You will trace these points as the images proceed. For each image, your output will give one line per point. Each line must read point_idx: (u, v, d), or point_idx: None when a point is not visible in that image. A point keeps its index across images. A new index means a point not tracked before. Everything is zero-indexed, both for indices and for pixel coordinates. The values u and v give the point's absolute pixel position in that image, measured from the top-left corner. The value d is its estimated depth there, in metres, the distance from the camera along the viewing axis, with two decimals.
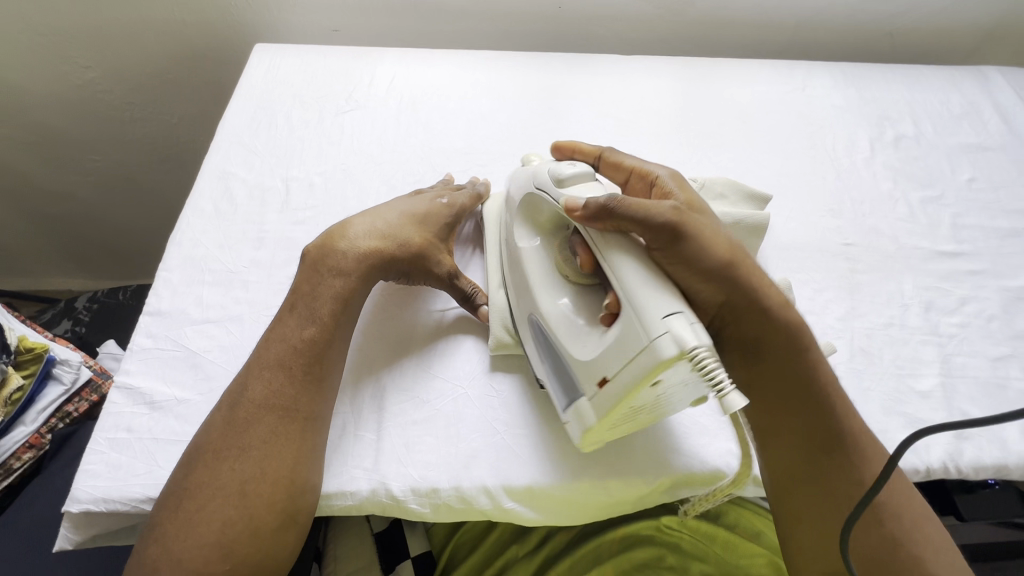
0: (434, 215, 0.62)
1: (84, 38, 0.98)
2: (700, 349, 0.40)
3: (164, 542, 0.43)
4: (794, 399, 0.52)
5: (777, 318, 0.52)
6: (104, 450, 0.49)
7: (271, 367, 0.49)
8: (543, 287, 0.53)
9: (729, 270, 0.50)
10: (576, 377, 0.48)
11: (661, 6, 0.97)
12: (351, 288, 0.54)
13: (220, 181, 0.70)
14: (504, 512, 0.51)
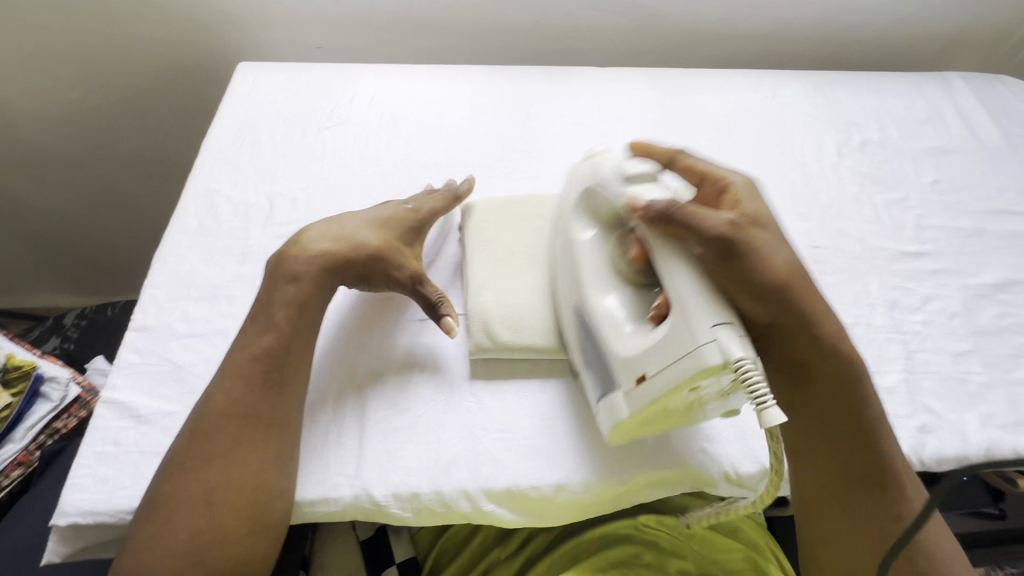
0: (398, 220, 0.63)
1: (70, 58, 1.00)
2: (744, 362, 0.43)
3: (135, 552, 0.45)
4: (839, 413, 0.53)
5: (821, 332, 0.54)
6: (91, 464, 0.51)
7: (231, 375, 0.51)
8: (593, 282, 0.54)
9: (778, 289, 0.52)
10: (614, 372, 0.51)
11: (636, 19, 1.00)
12: (304, 293, 0.55)
13: (205, 198, 0.71)
14: (484, 515, 0.52)
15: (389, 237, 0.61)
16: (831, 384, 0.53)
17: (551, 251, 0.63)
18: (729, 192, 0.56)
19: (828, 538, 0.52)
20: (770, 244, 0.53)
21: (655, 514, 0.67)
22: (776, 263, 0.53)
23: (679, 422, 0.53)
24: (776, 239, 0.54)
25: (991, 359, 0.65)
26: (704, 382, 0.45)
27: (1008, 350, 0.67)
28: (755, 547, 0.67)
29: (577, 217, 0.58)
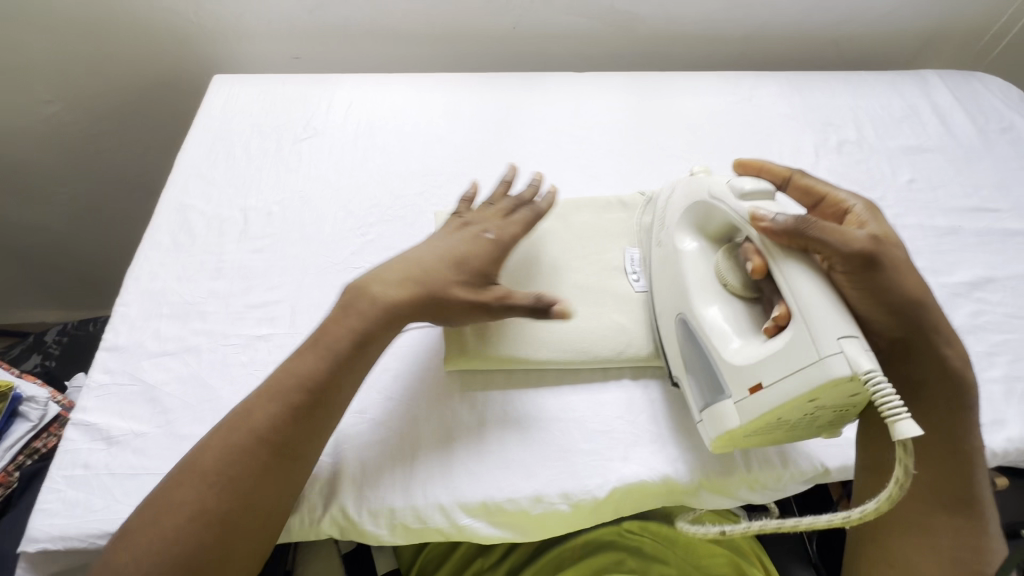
0: (475, 250, 0.58)
1: (44, 73, 0.98)
2: (873, 374, 0.42)
3: (133, 553, 0.43)
4: (937, 429, 0.51)
5: (944, 346, 0.52)
6: (61, 488, 0.50)
7: (276, 401, 0.49)
8: (702, 291, 0.54)
9: (910, 302, 0.50)
10: (722, 380, 0.50)
11: (611, 24, 1.00)
12: (369, 329, 0.52)
13: (178, 213, 0.71)
14: (460, 529, 0.52)
15: (467, 269, 0.56)
16: (945, 399, 0.52)
17: (655, 265, 0.61)
18: (851, 211, 0.55)
19: (886, 562, 0.51)
20: (903, 259, 0.51)
21: (637, 519, 0.67)
22: (911, 276, 0.51)
23: (787, 436, 0.52)
24: (906, 255, 0.52)
25: None
26: (824, 395, 0.44)
27: (984, 348, 0.67)
28: (741, 552, 0.66)
29: (679, 231, 0.58)
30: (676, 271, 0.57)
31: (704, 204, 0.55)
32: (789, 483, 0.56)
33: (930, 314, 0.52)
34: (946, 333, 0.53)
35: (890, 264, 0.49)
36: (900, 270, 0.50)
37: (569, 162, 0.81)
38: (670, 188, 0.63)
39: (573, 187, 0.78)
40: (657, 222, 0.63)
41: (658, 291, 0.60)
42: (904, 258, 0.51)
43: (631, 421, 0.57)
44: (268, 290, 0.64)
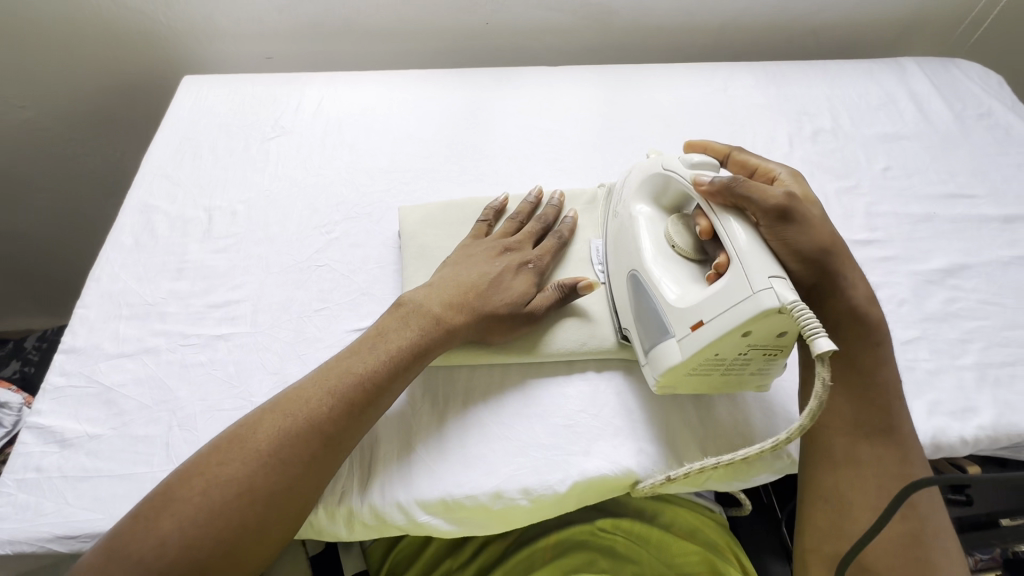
0: (520, 273, 0.60)
1: (15, 80, 0.98)
2: (799, 306, 0.44)
3: (177, 518, 0.42)
4: (856, 369, 0.51)
5: (864, 305, 0.53)
6: (13, 492, 0.50)
7: (334, 395, 0.49)
8: (652, 248, 0.55)
9: (829, 254, 0.52)
10: (665, 321, 0.51)
11: (586, 17, 0.99)
12: (426, 342, 0.54)
13: (142, 214, 0.70)
14: (419, 526, 0.52)
15: (513, 295, 0.58)
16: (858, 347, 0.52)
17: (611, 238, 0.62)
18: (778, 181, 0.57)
19: (823, 501, 0.48)
20: (819, 214, 0.53)
21: (611, 517, 0.66)
22: (828, 229, 0.53)
23: (731, 382, 0.53)
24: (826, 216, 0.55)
25: (939, 345, 0.65)
26: (756, 328, 0.46)
27: (957, 335, 0.66)
28: (714, 546, 0.66)
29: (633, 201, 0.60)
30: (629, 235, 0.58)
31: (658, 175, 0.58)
32: (756, 473, 0.56)
33: (851, 269, 0.53)
34: (865, 290, 0.54)
35: (808, 215, 0.51)
36: (817, 223, 0.52)
37: (539, 156, 0.81)
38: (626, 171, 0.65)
39: (542, 181, 0.78)
40: (614, 199, 0.64)
41: (614, 259, 0.61)
42: (820, 216, 0.53)
43: (596, 414, 0.56)
44: (230, 289, 0.64)
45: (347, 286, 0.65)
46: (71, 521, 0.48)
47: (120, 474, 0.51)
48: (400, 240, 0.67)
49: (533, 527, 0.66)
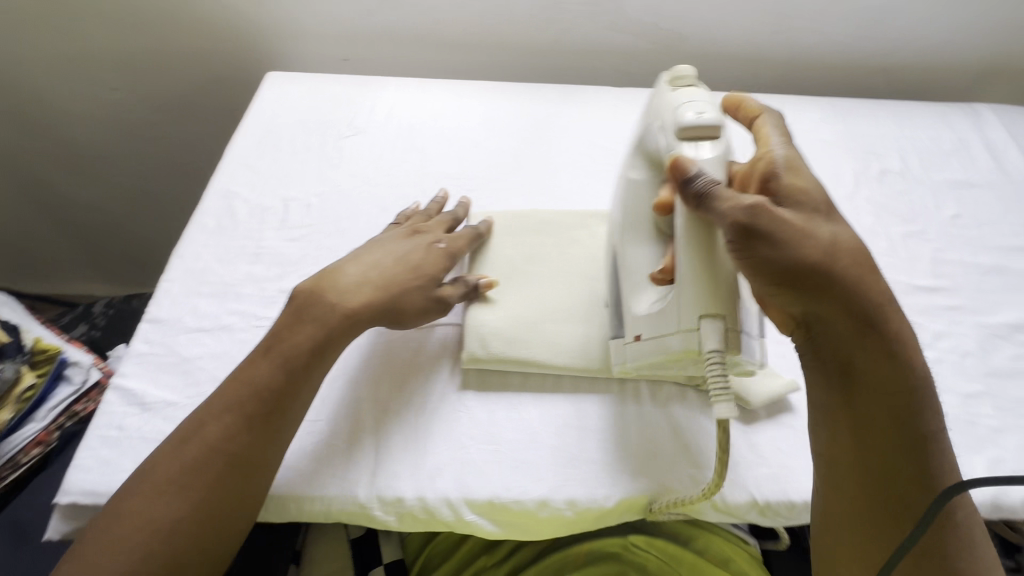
0: (430, 252, 0.61)
1: (113, 65, 1.06)
2: (714, 355, 0.48)
3: (87, 554, 0.44)
4: (884, 417, 0.48)
5: (863, 325, 0.48)
6: (96, 447, 0.53)
7: (230, 410, 0.50)
8: (631, 231, 0.57)
9: (813, 274, 0.47)
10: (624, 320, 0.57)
11: (656, 42, 1.00)
12: (324, 339, 0.54)
13: (224, 199, 0.75)
14: (465, 525, 0.53)
15: (421, 274, 0.59)
16: (877, 382, 0.48)
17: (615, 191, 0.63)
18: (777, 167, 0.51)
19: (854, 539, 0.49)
20: (803, 220, 0.48)
21: (645, 535, 0.65)
22: (813, 238, 0.48)
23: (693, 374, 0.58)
24: (811, 217, 0.49)
25: (1003, 403, 0.63)
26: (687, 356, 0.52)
27: None
28: None
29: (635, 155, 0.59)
30: (621, 206, 0.59)
31: (658, 136, 0.55)
32: (801, 513, 0.55)
33: (850, 280, 0.48)
34: (874, 304, 0.49)
35: (779, 232, 0.47)
36: (794, 236, 0.47)
37: (601, 175, 0.82)
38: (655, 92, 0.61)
39: (604, 199, 0.79)
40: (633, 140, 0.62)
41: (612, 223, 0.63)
42: (801, 224, 0.48)
43: (645, 435, 0.57)
44: (301, 277, 0.67)
45: None
46: None
47: None
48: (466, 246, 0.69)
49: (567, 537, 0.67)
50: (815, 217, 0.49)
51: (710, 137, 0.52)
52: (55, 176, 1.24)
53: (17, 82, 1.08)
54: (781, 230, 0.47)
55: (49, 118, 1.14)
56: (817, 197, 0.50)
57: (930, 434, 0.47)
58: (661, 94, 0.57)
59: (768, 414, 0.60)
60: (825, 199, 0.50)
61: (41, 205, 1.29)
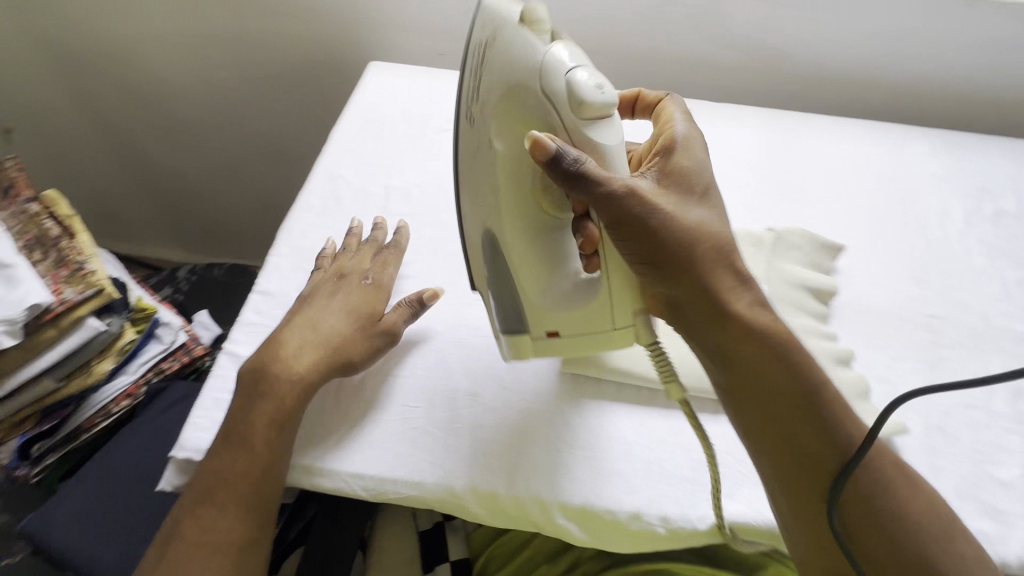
0: (358, 292, 0.61)
1: (221, 43, 1.11)
2: (657, 346, 0.52)
3: None
4: (766, 393, 0.49)
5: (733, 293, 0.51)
6: (210, 408, 0.56)
7: (203, 503, 0.50)
8: (512, 212, 0.51)
9: (682, 251, 0.50)
10: (523, 316, 0.54)
11: (759, 59, 0.98)
12: (286, 411, 0.53)
13: (330, 182, 0.77)
14: (555, 527, 0.53)
15: (359, 317, 0.59)
16: (756, 358, 0.50)
17: (460, 146, 0.53)
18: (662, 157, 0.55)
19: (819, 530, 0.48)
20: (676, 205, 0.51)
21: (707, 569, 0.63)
22: (685, 216, 0.51)
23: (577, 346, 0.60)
24: (688, 194, 0.53)
25: None
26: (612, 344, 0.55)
27: None
28: None
29: (486, 111, 0.50)
30: (488, 174, 0.51)
31: (538, 98, 0.47)
32: None
33: (719, 251, 0.51)
34: (736, 280, 0.52)
35: (653, 212, 0.49)
36: (666, 213, 0.50)
37: None
38: (483, 19, 0.50)
39: None
40: (468, 87, 0.51)
41: (464, 184, 0.54)
42: (676, 205, 0.51)
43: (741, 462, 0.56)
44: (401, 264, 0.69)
45: None
46: None
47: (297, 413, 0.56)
48: None
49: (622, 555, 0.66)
50: (686, 200, 0.53)
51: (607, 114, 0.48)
52: (154, 144, 1.31)
53: (133, 54, 1.15)
54: (650, 212, 0.49)
55: (156, 90, 1.21)
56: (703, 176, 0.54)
57: (809, 390, 0.49)
58: (514, 37, 0.48)
59: None
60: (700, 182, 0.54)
61: (136, 170, 1.38)
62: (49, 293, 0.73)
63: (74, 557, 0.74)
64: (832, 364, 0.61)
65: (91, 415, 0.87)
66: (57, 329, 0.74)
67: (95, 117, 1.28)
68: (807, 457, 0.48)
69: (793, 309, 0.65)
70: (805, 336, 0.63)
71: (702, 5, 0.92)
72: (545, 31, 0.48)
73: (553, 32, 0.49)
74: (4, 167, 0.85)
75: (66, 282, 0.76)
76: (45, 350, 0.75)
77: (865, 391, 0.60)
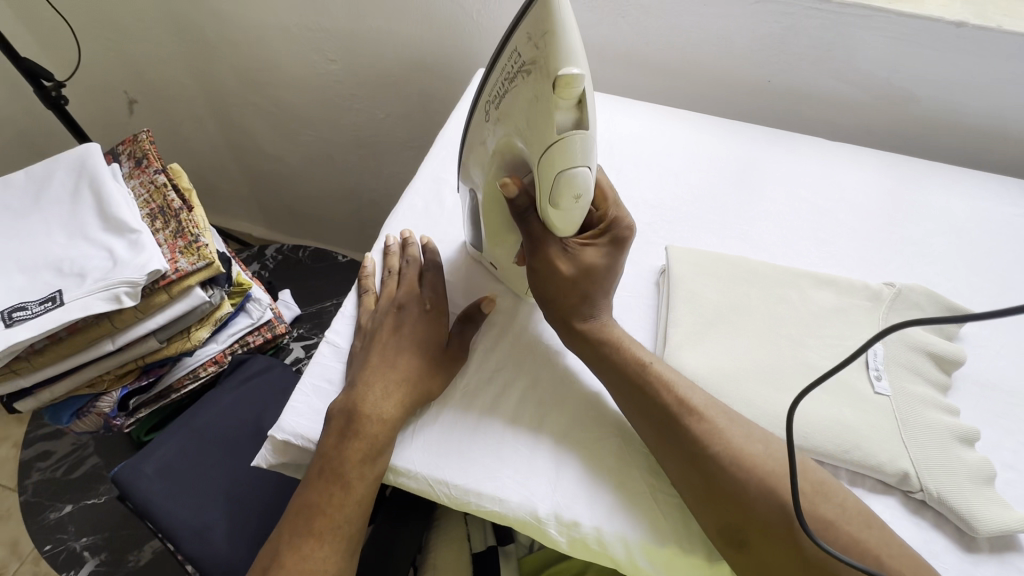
0: (423, 322, 0.62)
1: (336, 39, 1.16)
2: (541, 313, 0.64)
3: None
4: (655, 416, 0.53)
5: (592, 320, 0.58)
6: (309, 394, 0.58)
7: (302, 533, 0.52)
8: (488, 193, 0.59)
9: (567, 300, 0.57)
10: (479, 241, 0.67)
11: (882, 99, 0.92)
12: (379, 445, 0.54)
13: (433, 183, 0.78)
14: (636, 569, 0.51)
15: (432, 350, 0.60)
16: (637, 402, 0.54)
17: (477, 116, 0.58)
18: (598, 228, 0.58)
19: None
20: (579, 276, 0.56)
21: None
22: (579, 283, 0.57)
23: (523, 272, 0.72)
24: (592, 269, 0.57)
25: None
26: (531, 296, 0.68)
27: None
28: None
29: (500, 121, 0.53)
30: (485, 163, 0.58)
31: (532, 154, 0.51)
32: None
33: (598, 303, 0.58)
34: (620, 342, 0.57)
35: (557, 272, 0.56)
36: (559, 273, 0.56)
37: (806, 233, 0.77)
38: (528, 27, 0.47)
39: (806, 258, 0.74)
40: (497, 84, 0.53)
41: (469, 142, 0.61)
42: (575, 274, 0.56)
43: None
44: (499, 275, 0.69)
45: None
46: None
47: None
48: (667, 279, 0.67)
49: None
50: (594, 276, 0.57)
51: (579, 197, 0.51)
52: (261, 127, 1.39)
53: (252, 44, 1.22)
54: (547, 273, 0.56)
55: (270, 78, 1.28)
56: (616, 268, 0.58)
57: (701, 438, 0.51)
58: (541, 93, 0.47)
59: (991, 547, 0.52)
60: (612, 266, 0.58)
61: (240, 149, 1.47)
62: (166, 261, 0.78)
63: (153, 510, 0.79)
64: (955, 443, 0.56)
65: (180, 377, 0.92)
66: (169, 294, 0.79)
67: (210, 98, 1.37)
68: (751, 494, 0.48)
69: (912, 374, 0.60)
70: (926, 408, 0.58)
71: (830, 39, 0.87)
72: (573, 99, 0.47)
73: (583, 96, 0.48)
74: (139, 138, 0.92)
75: (182, 252, 0.81)
76: (156, 312, 0.80)
77: (991, 478, 0.54)
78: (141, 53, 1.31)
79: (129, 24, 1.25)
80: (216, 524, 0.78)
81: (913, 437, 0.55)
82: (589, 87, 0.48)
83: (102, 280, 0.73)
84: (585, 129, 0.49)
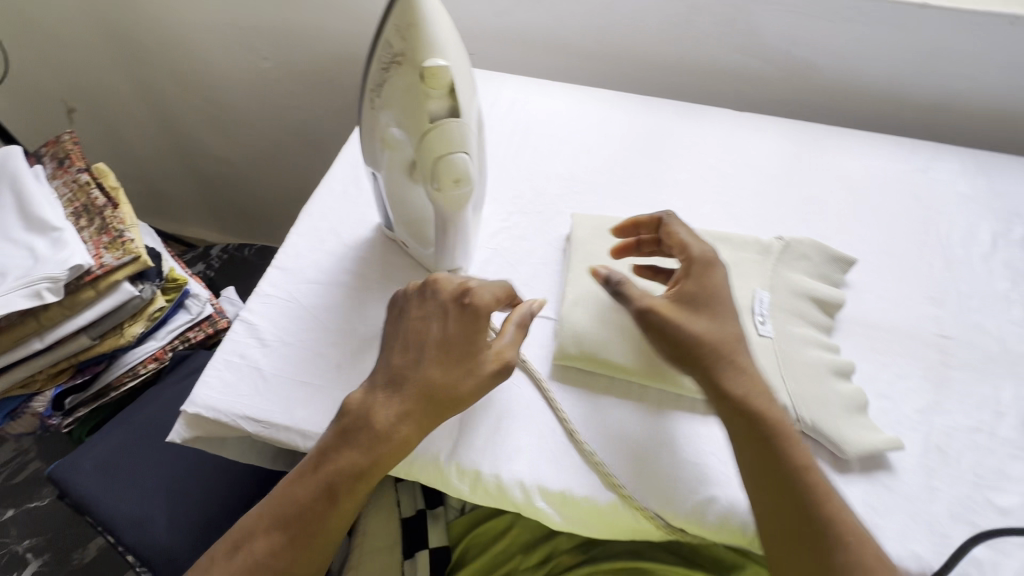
0: (455, 330, 0.54)
1: (269, 37, 1.18)
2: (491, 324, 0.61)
3: None
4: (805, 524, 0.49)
5: (738, 376, 0.54)
6: (221, 368, 0.60)
7: (273, 526, 0.51)
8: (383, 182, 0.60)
9: (714, 356, 0.55)
10: (388, 221, 0.68)
11: (786, 70, 0.97)
12: (377, 463, 0.51)
13: (352, 168, 0.80)
14: (533, 509, 0.54)
15: (456, 364, 0.54)
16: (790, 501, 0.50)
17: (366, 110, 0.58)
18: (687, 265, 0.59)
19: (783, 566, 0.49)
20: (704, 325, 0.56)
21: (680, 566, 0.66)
22: (694, 322, 0.56)
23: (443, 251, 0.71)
24: (709, 311, 0.56)
25: None
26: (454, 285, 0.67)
27: None
28: None
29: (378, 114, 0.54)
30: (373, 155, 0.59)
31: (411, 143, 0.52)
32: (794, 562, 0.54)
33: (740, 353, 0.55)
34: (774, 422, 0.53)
35: (672, 321, 0.55)
36: (674, 320, 0.55)
37: (711, 198, 0.81)
38: (394, 19, 0.49)
39: (708, 221, 0.78)
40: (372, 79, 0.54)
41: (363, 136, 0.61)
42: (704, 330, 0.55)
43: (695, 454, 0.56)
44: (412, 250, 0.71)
45: (511, 274, 0.69)
46: (261, 412, 0.58)
47: (305, 381, 0.60)
48: (570, 244, 0.70)
49: (598, 544, 0.69)
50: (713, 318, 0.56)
51: (460, 180, 0.52)
52: (203, 129, 1.40)
53: (186, 45, 1.23)
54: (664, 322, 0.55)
55: (207, 78, 1.28)
56: (722, 295, 0.58)
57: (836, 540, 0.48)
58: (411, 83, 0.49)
59: (862, 467, 0.56)
60: (722, 303, 0.57)
61: (185, 152, 1.47)
62: (90, 257, 0.80)
63: (93, 505, 0.79)
64: (830, 375, 0.60)
65: (119, 375, 0.92)
66: (95, 290, 0.81)
67: (149, 102, 1.37)
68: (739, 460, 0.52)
69: (796, 317, 0.64)
70: (806, 347, 0.62)
71: (731, 14, 0.92)
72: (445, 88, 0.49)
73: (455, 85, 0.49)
74: (61, 140, 0.93)
75: (107, 248, 0.82)
76: (83, 309, 0.81)
77: (863, 406, 0.59)
78: (74, 60, 1.30)
79: (60, 31, 1.25)
80: (156, 515, 0.79)
81: (791, 373, 0.60)
82: (458, 77, 0.49)
83: (24, 278, 0.74)
84: (458, 117, 0.50)
